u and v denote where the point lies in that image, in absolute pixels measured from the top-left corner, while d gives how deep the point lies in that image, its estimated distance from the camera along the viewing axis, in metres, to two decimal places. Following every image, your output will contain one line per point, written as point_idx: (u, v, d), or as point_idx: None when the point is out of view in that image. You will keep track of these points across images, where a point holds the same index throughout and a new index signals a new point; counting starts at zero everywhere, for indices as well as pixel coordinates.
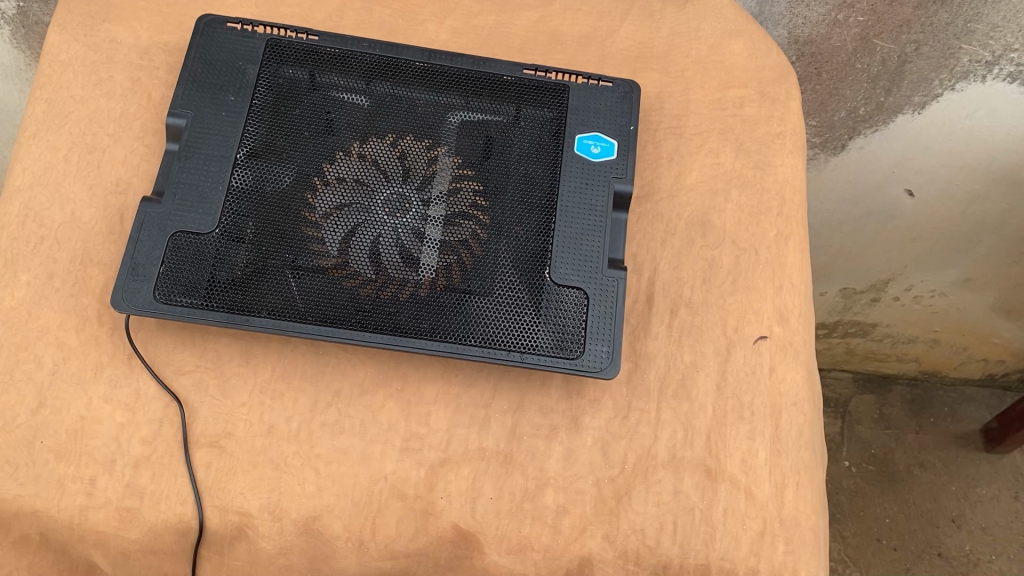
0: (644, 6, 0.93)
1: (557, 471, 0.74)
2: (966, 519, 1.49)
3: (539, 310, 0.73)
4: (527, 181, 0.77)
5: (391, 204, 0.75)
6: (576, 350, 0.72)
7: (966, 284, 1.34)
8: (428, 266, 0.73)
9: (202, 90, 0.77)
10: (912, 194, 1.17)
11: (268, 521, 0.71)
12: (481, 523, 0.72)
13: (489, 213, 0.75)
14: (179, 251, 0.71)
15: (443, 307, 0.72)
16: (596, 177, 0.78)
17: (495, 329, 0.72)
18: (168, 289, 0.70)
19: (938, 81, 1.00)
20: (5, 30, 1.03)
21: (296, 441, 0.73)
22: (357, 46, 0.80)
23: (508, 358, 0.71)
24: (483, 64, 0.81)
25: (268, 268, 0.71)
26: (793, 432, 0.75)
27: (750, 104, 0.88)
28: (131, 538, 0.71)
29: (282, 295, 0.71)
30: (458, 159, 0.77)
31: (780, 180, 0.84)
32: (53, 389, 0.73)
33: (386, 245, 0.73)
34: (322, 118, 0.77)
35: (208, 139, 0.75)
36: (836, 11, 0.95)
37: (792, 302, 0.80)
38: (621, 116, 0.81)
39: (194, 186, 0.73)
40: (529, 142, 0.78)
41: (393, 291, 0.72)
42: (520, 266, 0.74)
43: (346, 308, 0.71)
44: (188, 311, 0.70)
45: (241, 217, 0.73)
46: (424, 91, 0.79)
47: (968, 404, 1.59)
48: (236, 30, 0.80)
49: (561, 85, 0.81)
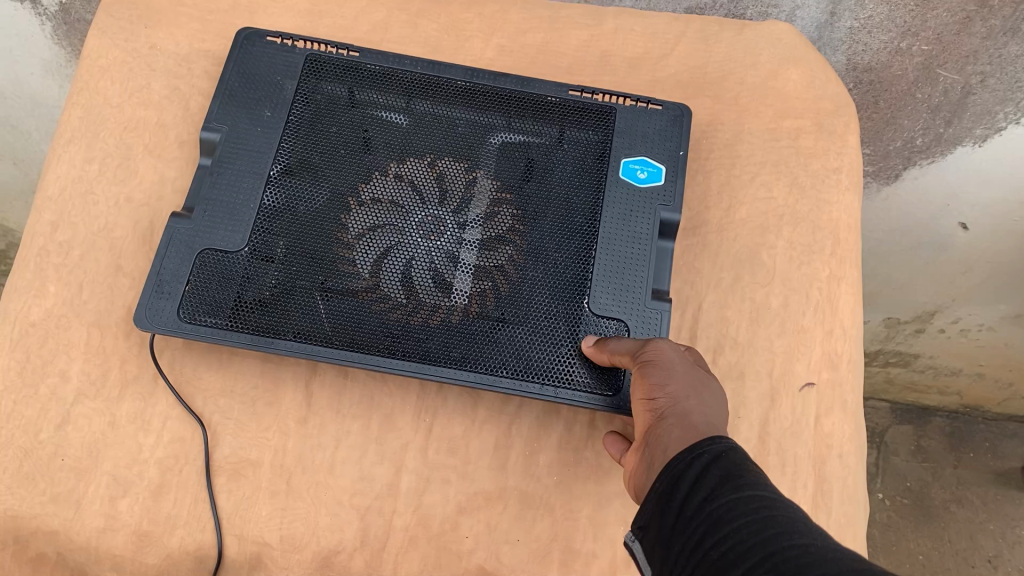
0: (699, 29, 0.90)
1: (587, 513, 0.71)
2: (1003, 560, 1.38)
3: (576, 342, 0.69)
4: (568, 206, 0.73)
5: (425, 227, 0.72)
6: (614, 385, 0.68)
7: (1016, 319, 1.25)
8: (462, 291, 0.70)
9: (238, 105, 0.75)
10: (966, 228, 1.11)
11: (289, 553, 0.69)
12: (507, 566, 0.69)
13: (527, 237, 0.72)
14: (206, 270, 0.69)
15: (476, 336, 0.69)
16: (641, 204, 0.74)
17: (529, 360, 0.68)
18: (193, 308, 0.68)
19: (1003, 114, 0.94)
20: (47, 26, 1.02)
21: (319, 471, 0.71)
22: (398, 63, 0.78)
23: (542, 392, 0.68)
24: (526, 84, 0.78)
25: (296, 289, 0.69)
26: (838, 486, 0.72)
27: (806, 136, 0.84)
28: (148, 564, 0.69)
29: (309, 317, 0.68)
30: (497, 182, 0.74)
31: (834, 218, 0.81)
32: (78, 406, 0.72)
33: (418, 269, 0.70)
34: (359, 136, 0.75)
35: (240, 154, 0.73)
36: (899, 39, 0.90)
37: (842, 347, 0.76)
38: (671, 141, 0.77)
39: (226, 203, 0.71)
40: (572, 167, 0.75)
41: (424, 317, 0.69)
42: (558, 294, 0.70)
43: (374, 333, 0.68)
44: (212, 331, 0.68)
45: (272, 236, 0.70)
46: (465, 110, 0.76)
47: (1011, 440, 1.47)
48: (275, 44, 0.78)
49: (607, 108, 0.78)
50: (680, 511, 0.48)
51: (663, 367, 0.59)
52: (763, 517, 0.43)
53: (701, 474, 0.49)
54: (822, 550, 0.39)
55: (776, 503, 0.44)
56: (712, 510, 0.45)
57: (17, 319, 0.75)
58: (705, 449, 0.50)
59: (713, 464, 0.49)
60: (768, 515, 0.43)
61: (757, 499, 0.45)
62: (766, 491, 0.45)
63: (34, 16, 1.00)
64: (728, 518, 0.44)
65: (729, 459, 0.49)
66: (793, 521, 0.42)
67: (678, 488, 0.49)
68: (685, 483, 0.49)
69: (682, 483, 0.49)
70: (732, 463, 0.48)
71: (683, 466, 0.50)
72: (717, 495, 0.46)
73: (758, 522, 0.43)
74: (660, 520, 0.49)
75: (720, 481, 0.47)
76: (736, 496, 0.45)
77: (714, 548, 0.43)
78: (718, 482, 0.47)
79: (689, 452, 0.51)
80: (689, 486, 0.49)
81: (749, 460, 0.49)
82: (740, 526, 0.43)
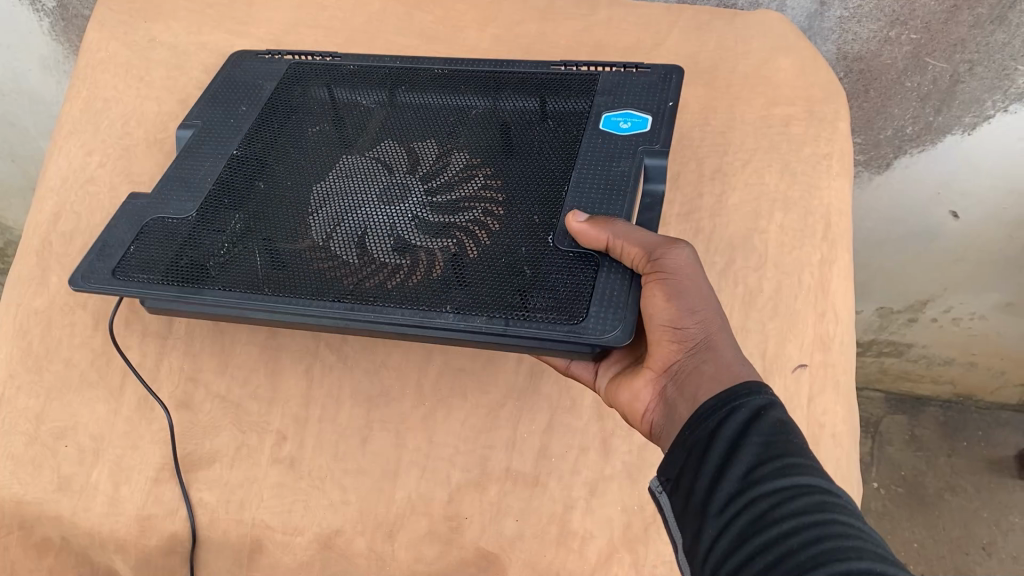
0: (691, 18, 0.91)
1: (585, 493, 0.71)
2: (997, 546, 1.35)
3: (536, 276, 0.62)
4: (540, 162, 0.69)
5: (388, 194, 0.69)
6: (578, 315, 0.59)
7: (1007, 307, 1.26)
8: (418, 249, 0.64)
9: (216, 105, 0.77)
10: (956, 216, 1.12)
11: (289, 535, 0.71)
12: (503, 547, 0.70)
13: (498, 193, 0.67)
14: (151, 235, 0.67)
15: (422, 285, 0.62)
16: (623, 148, 0.68)
17: (479, 299, 0.61)
18: (130, 266, 0.65)
19: (991, 102, 0.97)
20: (45, 22, 1.03)
21: (318, 453, 0.73)
22: (377, 62, 0.79)
23: (489, 325, 0.59)
24: (505, 65, 0.77)
25: (243, 251, 0.65)
26: (831, 464, 0.72)
27: (797, 123, 0.85)
28: (149, 547, 0.72)
29: (249, 273, 0.64)
30: (470, 150, 0.71)
31: (825, 204, 0.82)
32: (81, 391, 0.76)
33: (374, 234, 0.66)
34: (330, 121, 0.75)
35: (208, 141, 0.74)
36: (888, 27, 0.92)
37: (833, 330, 0.77)
38: (658, 95, 0.72)
39: (185, 179, 0.71)
40: (549, 129, 0.71)
41: (372, 272, 0.63)
42: (523, 240, 0.64)
43: (315, 286, 0.63)
44: (141, 285, 0.63)
45: (225, 210, 0.68)
46: (441, 95, 0.76)
47: (1003, 429, 1.48)
48: (264, 57, 0.82)
49: (590, 76, 0.75)
50: (716, 481, 0.51)
51: (693, 285, 0.58)
52: (812, 510, 0.46)
53: (739, 437, 0.51)
54: (871, 554, 0.43)
55: (819, 487, 0.48)
56: (756, 500, 0.48)
57: (23, 308, 0.78)
58: (741, 406, 0.52)
59: (752, 427, 0.51)
60: (818, 517, 0.46)
61: (802, 492, 0.48)
62: (809, 477, 0.48)
63: (33, 13, 1.02)
64: (774, 515, 0.47)
65: (769, 423, 0.51)
66: (845, 527, 0.45)
67: (715, 447, 0.52)
68: (722, 446, 0.51)
69: (717, 443, 0.52)
70: (771, 428, 0.51)
71: (719, 423, 0.52)
72: (761, 481, 0.49)
73: (807, 516, 0.46)
74: (691, 483, 0.52)
75: (762, 456, 0.50)
76: (781, 486, 0.48)
77: (759, 548, 0.47)
78: (760, 453, 0.50)
79: (724, 406, 0.53)
80: (726, 446, 0.51)
81: (785, 419, 0.52)
82: (790, 529, 0.46)
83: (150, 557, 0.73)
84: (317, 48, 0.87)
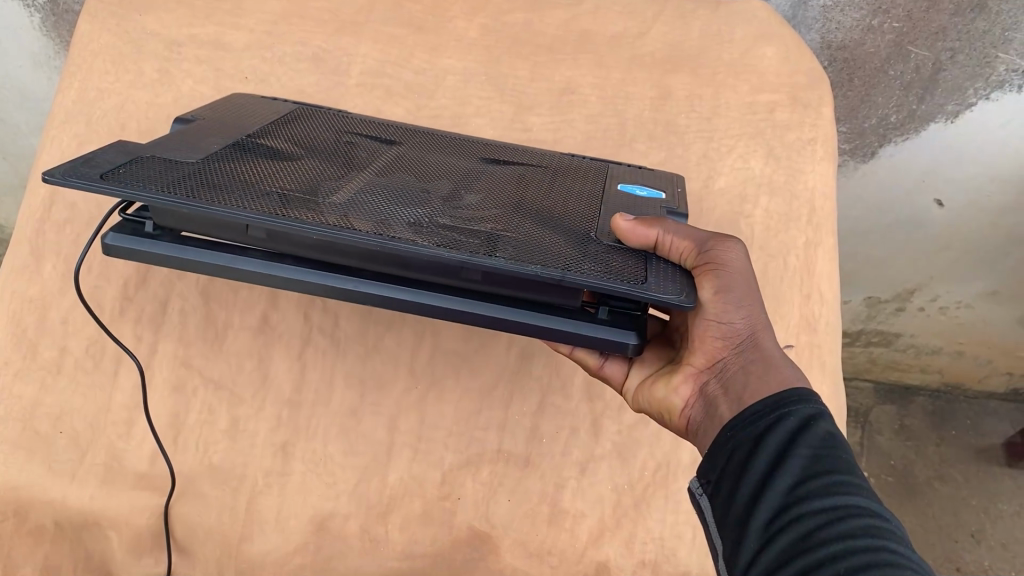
0: (676, 6, 0.90)
1: (575, 474, 0.76)
2: (986, 534, 1.35)
3: (584, 252, 0.56)
4: (565, 206, 0.63)
5: (412, 190, 0.60)
6: (639, 279, 0.54)
7: (991, 295, 1.29)
8: (450, 225, 0.55)
9: (220, 111, 0.70)
10: (941, 204, 1.13)
11: (284, 519, 0.77)
12: (493, 527, 0.76)
13: (529, 211, 0.61)
14: (146, 162, 0.55)
15: (461, 245, 0.53)
16: (645, 205, 0.65)
17: (530, 257, 0.53)
18: (123, 174, 0.53)
19: (972, 89, 0.99)
20: (37, 18, 1.04)
21: (314, 438, 0.77)
22: (385, 123, 0.74)
23: (546, 271, 0.51)
24: (516, 148, 0.74)
25: (254, 190, 0.55)
26: None
27: (781, 110, 0.86)
28: (142, 526, 0.77)
29: (262, 205, 0.53)
30: (492, 185, 0.64)
31: (809, 188, 0.85)
32: (76, 379, 0.77)
33: (399, 211, 0.56)
34: (342, 143, 0.68)
35: (216, 128, 0.65)
36: (871, 16, 0.94)
37: (817, 311, 0.83)
38: (666, 180, 0.72)
39: (188, 140, 0.61)
40: (569, 189, 0.66)
41: (402, 230, 0.53)
42: (564, 238, 0.57)
43: (339, 223, 0.52)
44: (134, 187, 0.52)
45: (232, 168, 0.58)
46: (456, 154, 0.70)
47: (990, 417, 1.49)
48: (261, 98, 0.76)
49: (598, 167, 0.73)
50: (761, 491, 0.50)
51: (743, 282, 0.59)
52: (862, 534, 0.44)
53: (786, 449, 0.50)
54: None
55: (870, 510, 0.46)
56: (803, 517, 0.47)
57: (14, 295, 0.77)
58: (792, 413, 0.52)
59: (800, 438, 0.50)
60: (869, 542, 0.44)
61: (851, 513, 0.46)
62: (860, 498, 0.46)
63: (23, 8, 1.03)
64: (821, 534, 0.45)
65: (817, 432, 0.50)
66: (898, 556, 0.42)
67: (759, 455, 0.51)
68: (768, 455, 0.51)
69: (762, 450, 0.51)
70: (819, 438, 0.50)
71: (766, 428, 0.52)
72: (808, 497, 0.47)
73: (856, 539, 0.44)
74: (733, 492, 0.51)
75: (810, 470, 0.49)
76: (829, 504, 0.46)
77: (805, 567, 0.44)
78: (807, 466, 0.49)
79: (773, 411, 0.52)
80: (773, 454, 0.51)
81: (834, 431, 0.51)
82: (838, 551, 0.44)
83: (161, 536, 0.78)
84: (307, 40, 0.88)
